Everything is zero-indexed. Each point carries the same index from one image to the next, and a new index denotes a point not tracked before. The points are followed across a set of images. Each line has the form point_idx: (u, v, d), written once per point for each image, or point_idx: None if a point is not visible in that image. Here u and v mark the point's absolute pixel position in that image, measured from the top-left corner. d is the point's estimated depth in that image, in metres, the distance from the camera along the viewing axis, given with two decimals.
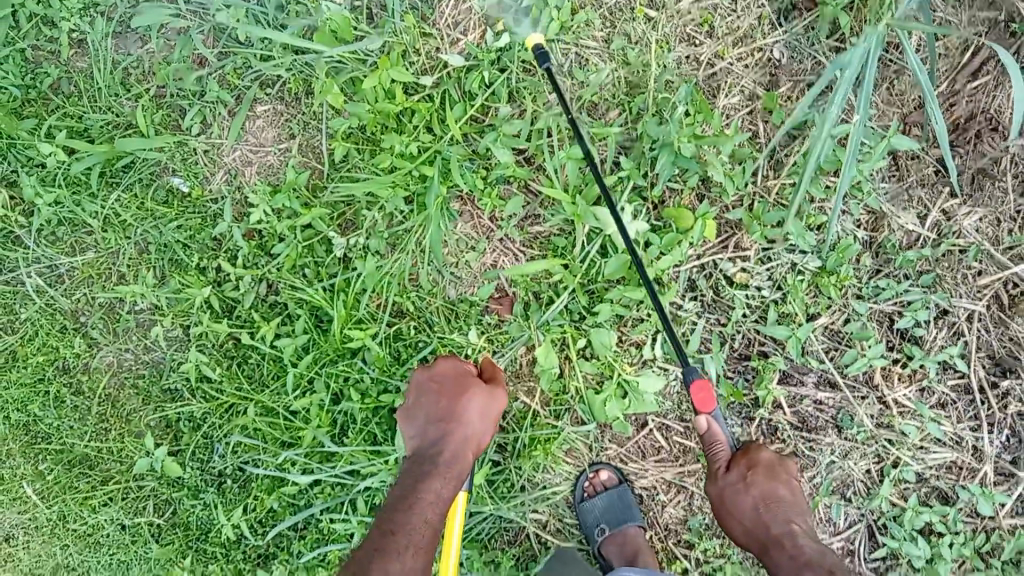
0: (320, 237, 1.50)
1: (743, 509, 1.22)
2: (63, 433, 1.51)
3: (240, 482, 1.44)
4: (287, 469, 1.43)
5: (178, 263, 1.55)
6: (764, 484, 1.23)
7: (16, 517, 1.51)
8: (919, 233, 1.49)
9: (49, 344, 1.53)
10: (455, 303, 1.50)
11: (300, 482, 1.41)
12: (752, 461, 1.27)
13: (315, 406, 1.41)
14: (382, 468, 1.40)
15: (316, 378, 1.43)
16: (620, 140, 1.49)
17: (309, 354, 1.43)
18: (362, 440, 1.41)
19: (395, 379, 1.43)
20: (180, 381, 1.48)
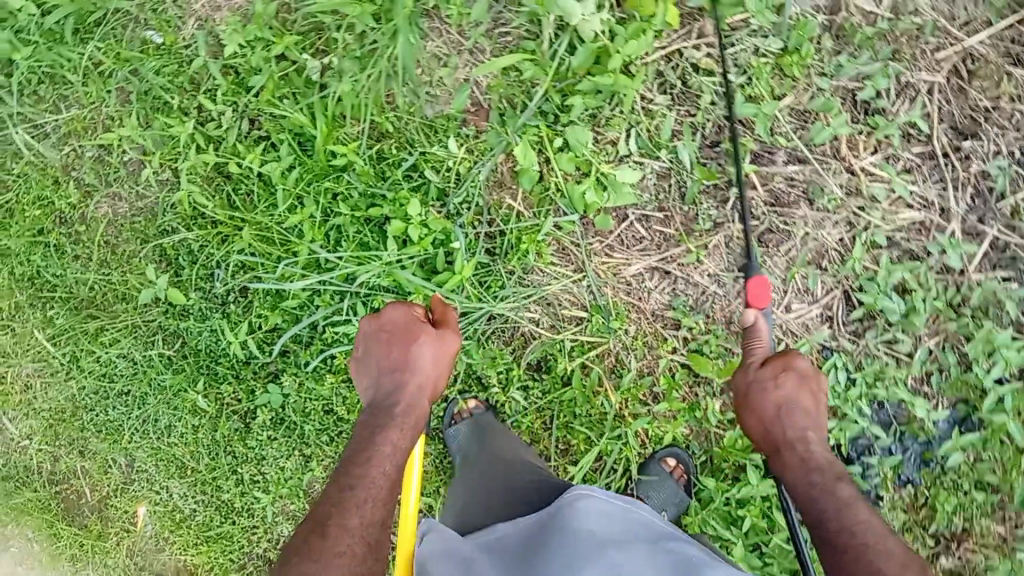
0: (295, 66, 1.54)
1: (763, 410, 0.99)
2: (69, 280, 1.59)
3: (242, 305, 1.51)
4: (285, 282, 1.49)
5: (158, 107, 1.60)
6: (791, 392, 0.98)
7: (33, 365, 1.60)
8: (877, 13, 1.50)
9: (43, 195, 1.61)
10: (433, 121, 1.53)
11: (299, 292, 1.48)
12: (789, 364, 1.01)
13: (308, 222, 1.48)
14: (376, 267, 1.45)
15: (305, 196, 1.49)
16: None
17: (295, 172, 1.49)
18: (355, 246, 1.47)
19: (381, 189, 1.49)
20: (175, 217, 1.55)
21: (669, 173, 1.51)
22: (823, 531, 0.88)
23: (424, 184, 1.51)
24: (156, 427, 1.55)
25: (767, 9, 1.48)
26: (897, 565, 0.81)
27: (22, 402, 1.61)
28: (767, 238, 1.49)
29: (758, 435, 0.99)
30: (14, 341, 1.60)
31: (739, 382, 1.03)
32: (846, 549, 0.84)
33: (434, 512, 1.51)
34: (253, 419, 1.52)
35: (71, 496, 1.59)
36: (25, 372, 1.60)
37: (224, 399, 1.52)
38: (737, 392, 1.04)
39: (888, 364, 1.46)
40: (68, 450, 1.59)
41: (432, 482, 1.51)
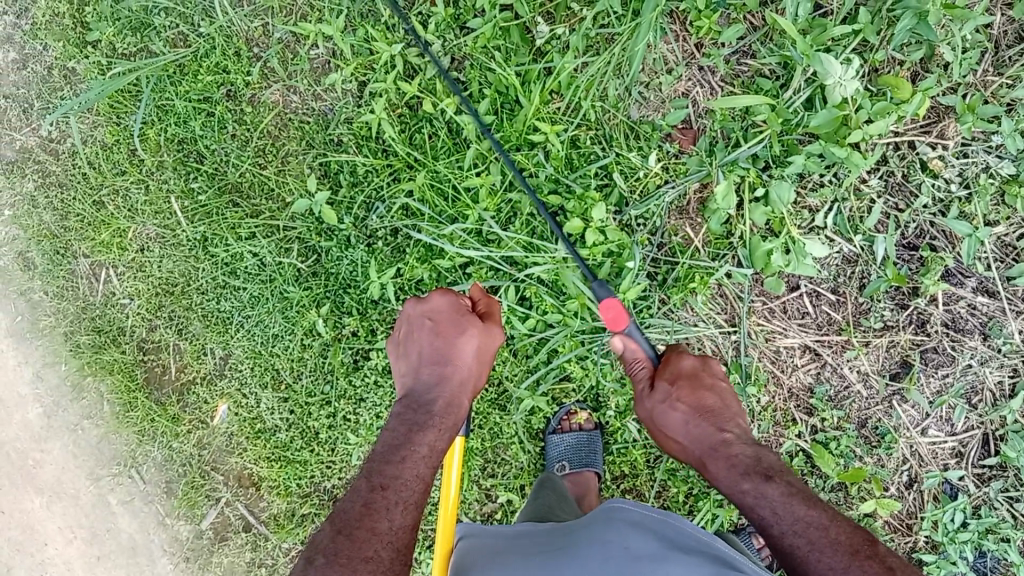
0: (520, 22, 1.44)
1: (672, 429, 1.03)
2: (218, 157, 1.51)
3: (393, 246, 1.46)
4: (445, 242, 1.43)
5: (365, 13, 1.48)
6: (683, 394, 1.04)
7: (156, 230, 1.53)
8: None
9: (222, 64, 1.50)
10: (636, 124, 1.45)
11: (457, 257, 1.43)
12: (677, 370, 1.08)
13: (487, 188, 1.42)
14: (545, 261, 1.41)
15: (492, 163, 1.42)
16: None
17: (492, 135, 1.42)
18: (525, 231, 1.42)
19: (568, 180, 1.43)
20: (347, 132, 1.48)
21: (856, 259, 1.44)
22: (774, 536, 0.87)
23: (608, 187, 1.43)
24: (265, 333, 1.50)
25: (1017, 131, 1.37)
26: (836, 552, 0.82)
27: (136, 262, 1.55)
28: (928, 356, 1.44)
29: (682, 451, 1.04)
30: (144, 198, 1.53)
31: (645, 410, 1.07)
32: (794, 551, 0.84)
33: (513, 505, 1.50)
34: (365, 360, 1.47)
35: (153, 369, 1.57)
36: (146, 232, 1.54)
37: (342, 330, 1.47)
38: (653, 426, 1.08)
39: (1004, 520, 1.42)
40: (166, 323, 1.55)
41: (520, 479, 1.49)
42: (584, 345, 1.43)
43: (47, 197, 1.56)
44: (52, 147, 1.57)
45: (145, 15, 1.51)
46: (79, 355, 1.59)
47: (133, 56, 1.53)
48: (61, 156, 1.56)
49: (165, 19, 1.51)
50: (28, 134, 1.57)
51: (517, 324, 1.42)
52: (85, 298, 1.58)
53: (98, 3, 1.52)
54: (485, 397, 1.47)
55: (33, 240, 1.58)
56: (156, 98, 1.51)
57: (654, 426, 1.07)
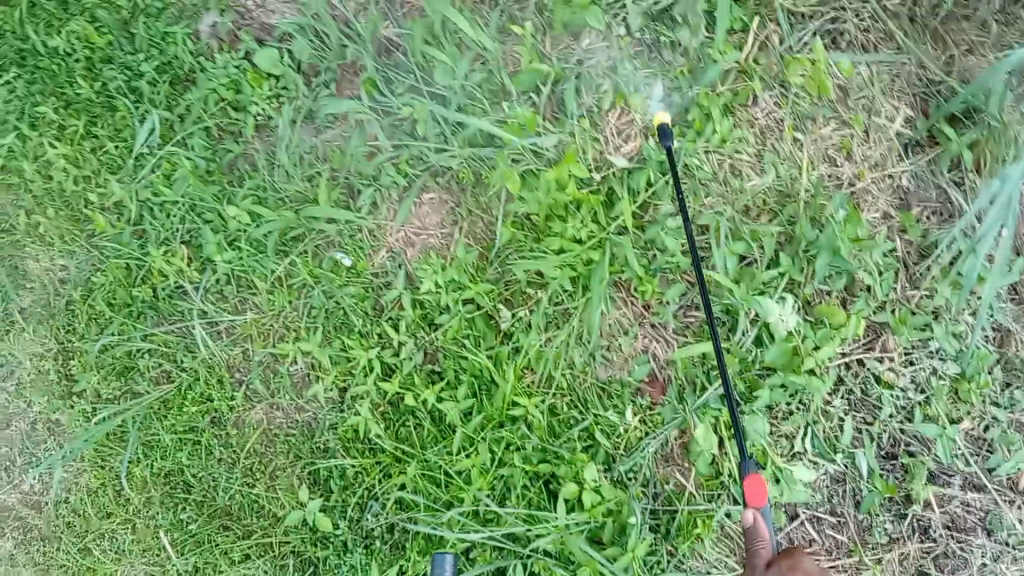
0: (483, 312, 1.48)
1: None
2: (206, 483, 1.48)
3: (389, 544, 1.43)
4: (447, 529, 1.41)
5: (339, 325, 1.50)
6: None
7: (146, 568, 1.48)
8: None
9: (206, 393, 1.49)
10: (607, 385, 1.47)
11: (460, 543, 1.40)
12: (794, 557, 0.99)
13: (477, 468, 1.42)
14: (548, 531, 1.38)
15: (480, 443, 1.43)
16: (778, 238, 1.42)
17: (476, 417, 1.44)
18: (524, 503, 1.41)
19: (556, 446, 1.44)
20: (334, 437, 1.47)
21: (844, 477, 1.40)
22: None
23: (593, 447, 1.44)
24: None
25: (949, 333, 1.38)
26: None
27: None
28: (942, 562, 1.38)
29: None
30: (132, 537, 1.49)
31: None
32: None
33: None
34: None
35: None
36: (133, 574, 1.48)
37: None
38: None
39: None
40: None
41: None
42: None
43: (29, 553, 1.51)
44: (33, 500, 1.52)
45: (128, 359, 1.50)
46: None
47: (118, 399, 1.51)
48: (44, 509, 1.51)
49: (150, 360, 1.50)
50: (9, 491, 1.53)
51: None
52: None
53: (82, 355, 1.51)
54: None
55: None
56: (142, 435, 1.50)
57: None
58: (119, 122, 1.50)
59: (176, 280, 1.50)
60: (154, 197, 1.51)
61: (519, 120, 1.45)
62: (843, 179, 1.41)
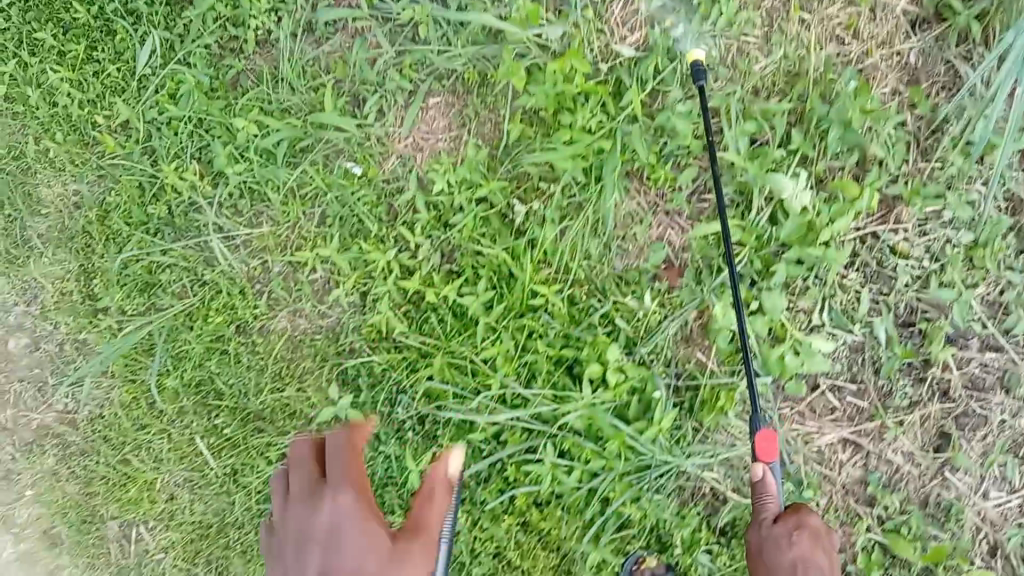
0: (498, 209, 1.43)
1: (777, 566, 1.10)
2: (234, 390, 1.45)
3: (424, 434, 1.42)
4: (476, 414, 1.40)
5: (353, 233, 1.45)
6: (806, 549, 1.11)
7: (185, 473, 1.45)
8: None
9: (230, 304, 1.46)
10: (623, 275, 1.44)
11: (488, 427, 1.39)
12: (801, 522, 1.13)
13: (502, 355, 1.40)
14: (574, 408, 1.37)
15: (502, 332, 1.41)
16: (789, 116, 1.38)
17: (497, 308, 1.40)
18: (548, 386, 1.39)
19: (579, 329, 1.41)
20: (358, 337, 1.44)
21: (862, 346, 1.38)
22: None
23: (614, 331, 1.41)
24: None
25: (963, 201, 1.36)
26: None
27: (167, 513, 1.46)
28: (963, 421, 1.38)
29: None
30: (162, 441, 1.46)
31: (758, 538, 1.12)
32: None
33: None
34: None
35: None
36: (173, 480, 1.46)
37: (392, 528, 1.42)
38: (752, 553, 1.14)
39: None
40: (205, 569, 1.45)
41: None
42: (635, 484, 1.38)
43: (70, 468, 1.49)
44: (69, 418, 1.50)
45: (149, 274, 1.46)
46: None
47: (139, 315, 1.47)
48: (80, 425, 1.48)
49: (172, 275, 1.46)
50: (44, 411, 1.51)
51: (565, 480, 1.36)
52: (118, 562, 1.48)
53: (102, 272, 1.47)
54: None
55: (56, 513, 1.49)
56: (169, 346, 1.46)
57: (755, 553, 1.14)
58: (118, 45, 1.45)
59: (188, 196, 1.46)
60: (160, 116, 1.47)
61: (522, 13, 1.41)
62: (851, 57, 1.38)
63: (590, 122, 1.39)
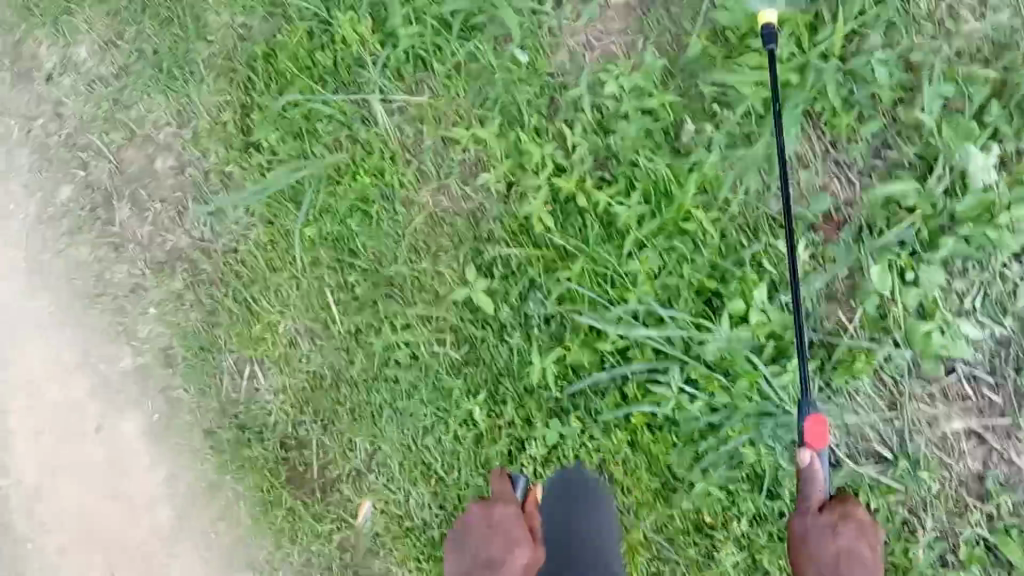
0: (656, 125, 1.46)
1: (819, 557, 1.07)
2: (371, 246, 1.51)
3: (569, 330, 1.43)
4: (622, 328, 1.40)
5: (509, 121, 1.51)
6: (850, 539, 1.08)
7: (306, 318, 1.51)
8: None
9: (380, 166, 1.52)
10: (790, 210, 1.24)
11: (623, 342, 1.41)
12: (847, 512, 1.10)
13: (660, 280, 1.40)
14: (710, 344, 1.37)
15: (654, 250, 1.41)
16: (992, 50, 1.17)
17: (655, 223, 1.42)
18: (693, 309, 1.40)
19: (731, 260, 1.41)
20: (500, 227, 1.49)
21: (1011, 340, 1.17)
22: None
23: None
24: (417, 425, 1.47)
25: None
26: None
27: (284, 356, 1.52)
28: None
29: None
30: (290, 276, 1.52)
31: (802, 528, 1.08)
32: None
33: None
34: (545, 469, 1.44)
35: (305, 460, 1.52)
36: (296, 327, 1.51)
37: (499, 418, 1.44)
38: (796, 541, 1.09)
39: None
40: (312, 417, 1.51)
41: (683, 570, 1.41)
42: (755, 429, 1.37)
43: (196, 295, 1.54)
44: (202, 245, 1.56)
45: (307, 121, 1.54)
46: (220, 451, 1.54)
47: (295, 156, 1.54)
48: (214, 255, 1.55)
49: (329, 126, 1.54)
50: (181, 236, 1.56)
51: (688, 407, 1.37)
52: (228, 395, 1.54)
53: (263, 109, 1.55)
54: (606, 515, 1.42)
55: (178, 336, 1.55)
56: (320, 199, 1.52)
57: (798, 541, 1.09)
58: None
59: (358, 52, 1.53)
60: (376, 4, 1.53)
61: None
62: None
63: (792, 57, 1.17)
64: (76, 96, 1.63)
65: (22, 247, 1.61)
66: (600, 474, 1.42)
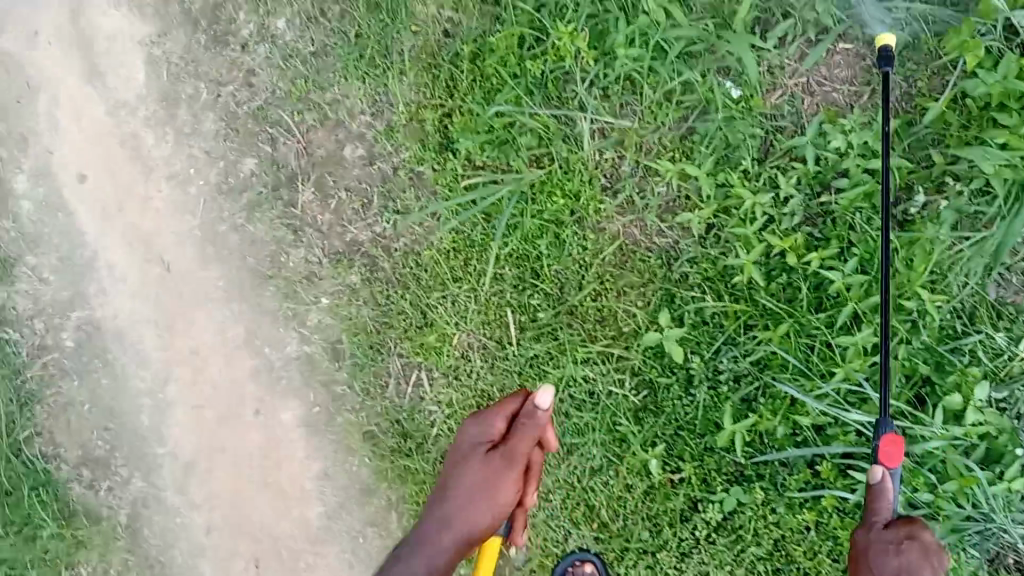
0: (883, 188, 1.37)
1: (877, 567, 1.19)
2: (556, 270, 1.46)
3: (767, 395, 1.39)
4: (825, 406, 1.36)
5: (721, 161, 1.43)
6: (912, 560, 1.17)
7: (478, 334, 1.47)
8: None
9: (576, 190, 1.45)
10: (1000, 305, 1.36)
11: (823, 417, 1.37)
12: (914, 533, 1.19)
13: (895, 361, 1.35)
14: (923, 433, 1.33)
15: (869, 324, 1.36)
16: None
17: (873, 296, 1.35)
18: (903, 395, 1.35)
19: (960, 346, 1.35)
20: (693, 271, 1.42)
21: None
22: None
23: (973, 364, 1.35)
24: (585, 464, 1.43)
25: None
26: None
27: (454, 367, 1.48)
28: None
29: None
30: (470, 288, 1.48)
31: (866, 541, 1.20)
32: None
33: None
34: (721, 529, 1.39)
35: None
36: (470, 341, 1.48)
37: (674, 476, 1.41)
38: (861, 552, 1.21)
39: None
40: None
41: None
42: (954, 528, 1.33)
43: (371, 291, 1.51)
44: (383, 243, 1.52)
45: (507, 131, 1.47)
46: (380, 454, 1.50)
47: (492, 165, 1.49)
48: (394, 254, 1.51)
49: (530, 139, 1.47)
50: (362, 229, 1.53)
51: None
52: (393, 398, 1.50)
53: (468, 113, 1.49)
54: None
55: (347, 331, 1.52)
56: (513, 220, 1.47)
57: (862, 554, 1.21)
58: None
59: (565, 65, 1.46)
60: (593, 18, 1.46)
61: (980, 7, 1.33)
62: None
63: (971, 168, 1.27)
64: (268, 68, 1.57)
65: (197, 215, 1.58)
66: (779, 550, 1.37)
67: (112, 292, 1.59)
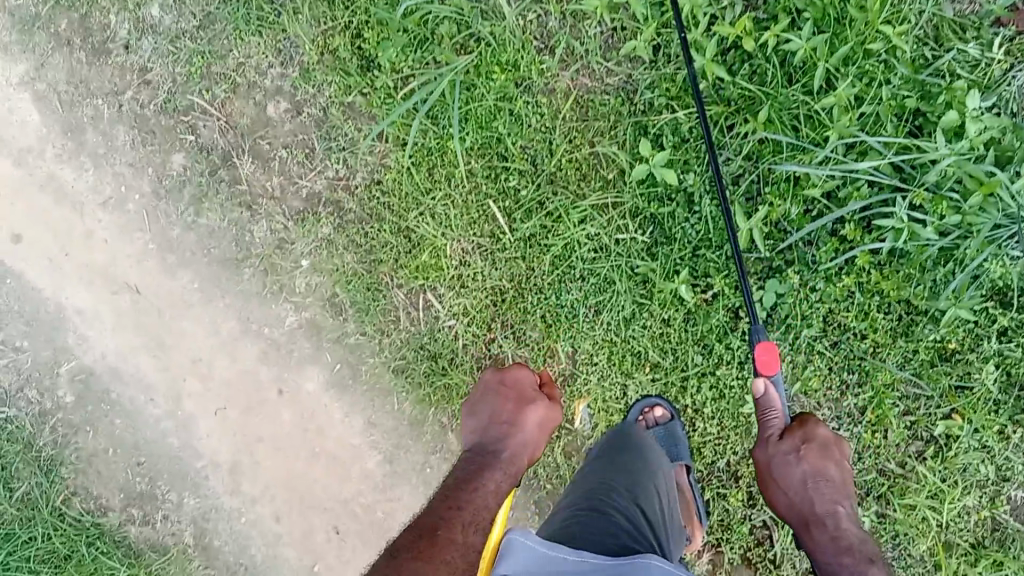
0: None
1: (786, 480, 1.14)
2: (522, 144, 1.39)
3: (770, 182, 1.35)
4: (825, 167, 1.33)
5: None
6: (813, 461, 1.13)
7: (470, 237, 1.41)
8: None
9: (513, 59, 1.38)
10: (962, 17, 1.32)
11: (828, 181, 1.33)
12: (809, 435, 1.17)
13: (880, 102, 1.31)
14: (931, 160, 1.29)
15: (843, 79, 1.31)
16: None
17: (839, 48, 1.30)
18: (900, 133, 1.31)
19: (937, 70, 1.32)
20: (655, 94, 1.36)
21: None
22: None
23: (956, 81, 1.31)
24: (617, 317, 1.38)
25: None
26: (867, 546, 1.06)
27: (457, 278, 1.42)
28: None
29: (787, 504, 1.14)
30: (446, 194, 1.41)
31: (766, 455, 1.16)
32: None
33: (952, 438, 1.36)
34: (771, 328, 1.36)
35: None
36: (464, 246, 1.41)
37: (709, 294, 1.36)
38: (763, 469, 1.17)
39: None
40: (503, 333, 1.41)
41: (947, 402, 1.35)
42: (993, 243, 1.29)
43: (348, 236, 1.44)
44: (342, 185, 1.45)
45: (422, 28, 1.40)
46: (416, 385, 1.43)
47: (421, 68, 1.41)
48: (357, 191, 1.44)
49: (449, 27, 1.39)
50: (315, 179, 1.45)
51: (921, 232, 1.29)
52: (409, 330, 1.44)
53: (377, 26, 1.41)
54: (860, 361, 1.36)
55: (339, 284, 1.44)
56: (464, 110, 1.40)
57: (765, 470, 1.17)
58: None
59: None
60: None
61: None
62: None
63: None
64: (160, 59, 1.48)
65: (144, 229, 1.49)
66: (834, 324, 1.35)
67: (91, 336, 1.51)
